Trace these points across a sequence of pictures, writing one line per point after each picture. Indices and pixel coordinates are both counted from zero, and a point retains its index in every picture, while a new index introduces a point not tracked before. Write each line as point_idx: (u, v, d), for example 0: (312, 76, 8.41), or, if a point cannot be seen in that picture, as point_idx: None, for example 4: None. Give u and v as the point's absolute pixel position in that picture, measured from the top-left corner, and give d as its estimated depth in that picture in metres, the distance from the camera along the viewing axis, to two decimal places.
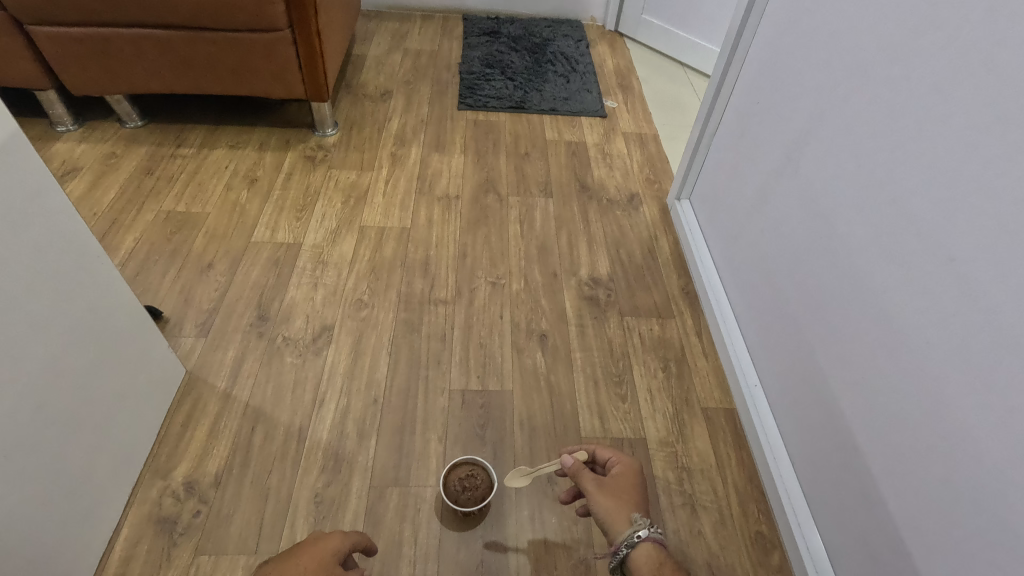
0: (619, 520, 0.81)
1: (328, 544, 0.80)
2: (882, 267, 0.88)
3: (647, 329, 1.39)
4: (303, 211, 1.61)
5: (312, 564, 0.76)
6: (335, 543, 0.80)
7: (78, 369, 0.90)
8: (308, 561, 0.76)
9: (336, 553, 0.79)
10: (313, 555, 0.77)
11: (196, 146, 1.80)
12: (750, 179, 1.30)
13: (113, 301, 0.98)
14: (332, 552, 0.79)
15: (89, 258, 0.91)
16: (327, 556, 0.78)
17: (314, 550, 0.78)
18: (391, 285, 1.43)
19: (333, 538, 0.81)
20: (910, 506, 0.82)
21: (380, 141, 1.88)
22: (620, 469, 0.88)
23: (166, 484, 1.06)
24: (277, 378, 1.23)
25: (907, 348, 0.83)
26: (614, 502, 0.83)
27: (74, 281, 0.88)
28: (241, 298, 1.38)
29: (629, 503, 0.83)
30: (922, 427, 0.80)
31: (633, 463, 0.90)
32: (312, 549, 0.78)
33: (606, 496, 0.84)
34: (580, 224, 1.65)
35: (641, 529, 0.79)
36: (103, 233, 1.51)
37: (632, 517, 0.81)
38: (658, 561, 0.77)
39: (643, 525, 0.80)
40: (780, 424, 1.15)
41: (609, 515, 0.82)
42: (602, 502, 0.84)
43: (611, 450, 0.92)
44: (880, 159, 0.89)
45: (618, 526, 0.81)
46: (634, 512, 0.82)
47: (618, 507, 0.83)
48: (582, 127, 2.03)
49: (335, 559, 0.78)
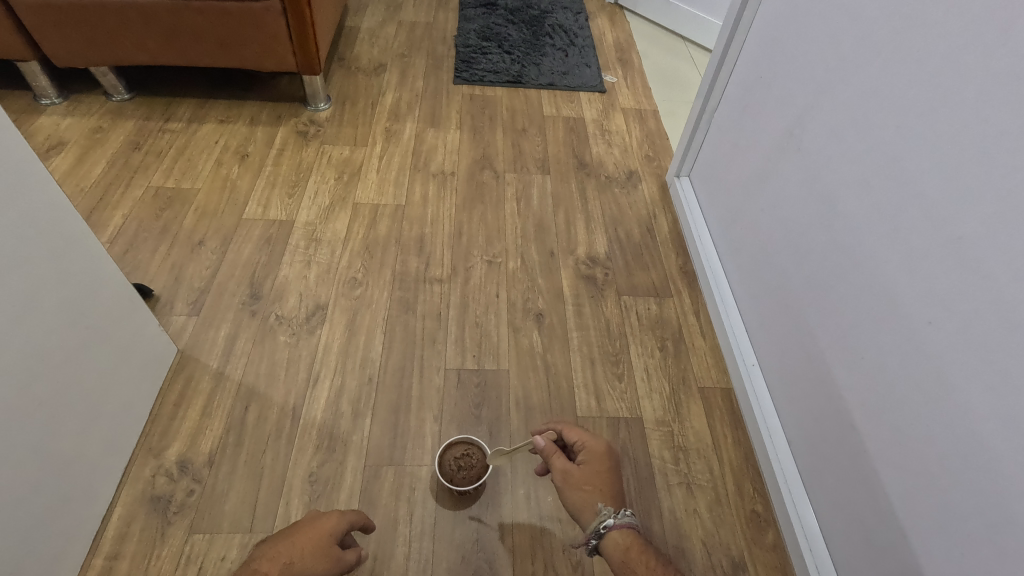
0: (586, 510, 0.82)
1: (326, 525, 0.79)
2: (885, 246, 0.86)
3: (645, 309, 1.38)
4: (296, 187, 1.58)
5: (310, 546, 0.76)
6: (333, 524, 0.80)
7: (65, 354, 0.89)
8: (306, 542, 0.76)
9: (335, 534, 0.79)
10: (311, 536, 0.77)
11: (184, 120, 1.75)
12: (751, 156, 1.27)
13: (100, 284, 0.95)
14: (331, 534, 0.79)
15: (73, 238, 0.89)
16: (325, 538, 0.78)
17: (312, 531, 0.78)
18: (386, 263, 1.41)
19: (331, 519, 0.80)
20: (908, 486, 0.82)
21: (374, 116, 1.84)
22: (588, 455, 0.88)
23: (159, 462, 1.05)
24: (270, 357, 1.21)
25: (909, 329, 0.82)
26: (580, 494, 0.84)
27: (58, 260, 0.86)
28: (233, 275, 1.36)
29: (595, 493, 0.83)
30: (922, 408, 0.79)
31: (601, 446, 0.89)
32: (310, 529, 0.78)
33: (573, 487, 0.85)
34: (578, 201, 1.63)
35: (606, 520, 0.79)
36: (92, 209, 1.47)
37: (597, 508, 0.82)
38: (625, 548, 0.78)
39: (608, 515, 0.80)
40: (777, 404, 1.14)
41: (577, 506, 0.83)
42: (570, 495, 0.84)
43: (579, 433, 0.91)
44: (886, 135, 0.86)
45: (586, 517, 0.82)
46: (600, 502, 0.82)
47: (584, 498, 0.83)
48: (581, 102, 1.99)
49: (333, 541, 0.78)
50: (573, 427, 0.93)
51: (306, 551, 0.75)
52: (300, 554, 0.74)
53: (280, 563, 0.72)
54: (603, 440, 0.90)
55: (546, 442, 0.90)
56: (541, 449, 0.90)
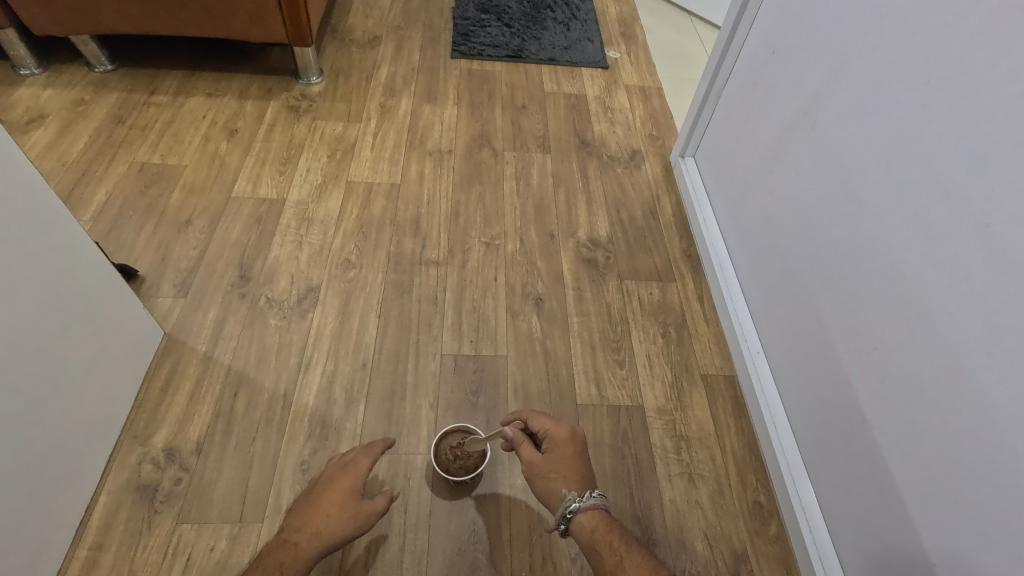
0: (553, 495, 0.88)
1: (343, 484, 0.87)
2: (904, 233, 0.82)
3: (647, 293, 1.34)
4: (287, 164, 1.52)
5: (335, 508, 0.84)
6: (351, 481, 0.87)
7: (49, 342, 0.85)
8: (329, 507, 0.84)
9: (354, 489, 0.87)
10: (332, 499, 0.85)
11: (170, 93, 1.68)
12: (759, 136, 1.22)
13: (86, 270, 0.92)
14: (349, 492, 0.87)
15: (52, 217, 0.84)
16: (345, 497, 0.86)
17: (333, 494, 0.86)
18: (380, 244, 1.36)
19: (347, 477, 0.88)
20: (921, 481, 0.79)
21: (369, 91, 1.77)
22: (552, 443, 0.92)
23: (145, 450, 1.02)
24: (260, 341, 1.17)
25: (927, 319, 0.78)
26: (545, 483, 0.89)
27: (36, 240, 0.81)
28: (221, 256, 1.31)
29: (560, 480, 0.89)
30: (939, 403, 0.76)
31: (563, 433, 0.93)
32: (331, 491, 0.86)
33: (539, 477, 0.90)
34: (579, 181, 1.58)
35: (571, 506, 0.85)
36: (74, 186, 1.42)
37: (562, 494, 0.87)
38: (591, 528, 0.84)
39: (571, 500, 0.86)
40: (782, 393, 1.11)
41: (544, 494, 0.89)
42: (538, 485, 0.90)
43: (543, 421, 0.94)
44: (909, 114, 0.81)
45: (554, 503, 0.88)
46: (565, 488, 0.88)
47: (549, 485, 0.89)
48: (583, 79, 1.92)
49: (355, 495, 0.86)
50: (536, 414, 0.96)
51: (331, 515, 0.83)
52: (326, 519, 0.83)
53: (310, 532, 0.81)
54: (565, 426, 0.94)
55: (514, 432, 0.93)
56: (508, 440, 0.94)
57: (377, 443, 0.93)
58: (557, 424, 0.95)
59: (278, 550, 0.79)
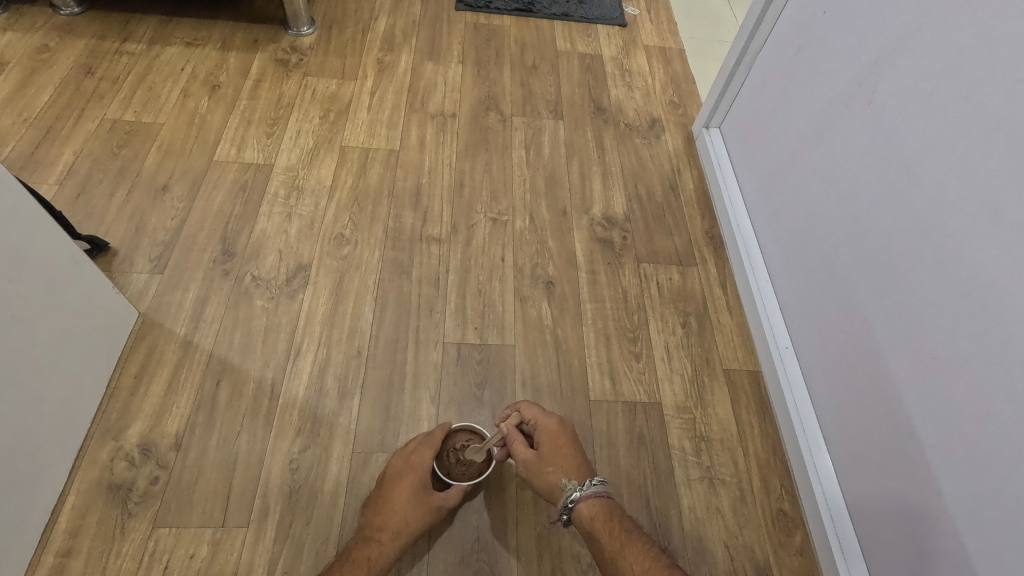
0: (553, 489, 0.84)
1: (411, 480, 0.87)
2: (982, 229, 0.71)
3: (667, 278, 1.24)
4: (275, 125, 1.38)
5: (410, 506, 0.85)
6: (419, 477, 0.87)
7: (6, 334, 0.76)
8: (403, 504, 0.85)
9: (423, 484, 0.87)
10: (403, 497, 0.85)
11: (144, 42, 1.52)
12: (799, 108, 1.09)
13: (48, 247, 0.82)
14: (419, 486, 0.86)
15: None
16: (415, 493, 0.86)
17: (402, 491, 0.86)
18: (377, 218, 1.25)
19: (414, 472, 0.87)
20: (978, 509, 0.71)
21: (365, 45, 1.61)
22: (543, 433, 0.88)
23: (118, 445, 0.93)
24: (246, 325, 1.07)
25: (1004, 332, 0.68)
26: (543, 477, 0.85)
27: None
28: (203, 227, 1.19)
29: (559, 469, 0.84)
30: (1010, 427, 0.67)
31: (553, 422, 0.89)
32: (400, 488, 0.86)
33: (537, 472, 0.85)
34: (594, 152, 1.45)
35: (572, 495, 0.81)
36: (38, 145, 1.28)
37: (563, 484, 0.83)
38: (592, 517, 0.80)
39: (571, 491, 0.82)
40: (813, 394, 1.03)
41: (544, 488, 0.85)
42: (536, 481, 0.85)
43: (532, 413, 0.91)
44: (1002, 92, 0.69)
45: (554, 495, 0.84)
46: (564, 478, 0.83)
47: (548, 479, 0.84)
48: (598, 37, 1.76)
49: (425, 490, 0.86)
50: (527, 407, 0.92)
51: (407, 513, 0.84)
52: (403, 518, 0.84)
53: (391, 531, 0.83)
54: (555, 416, 0.90)
55: (508, 428, 0.89)
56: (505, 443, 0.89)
57: (437, 430, 0.92)
58: (544, 412, 0.90)
59: (365, 546, 0.83)
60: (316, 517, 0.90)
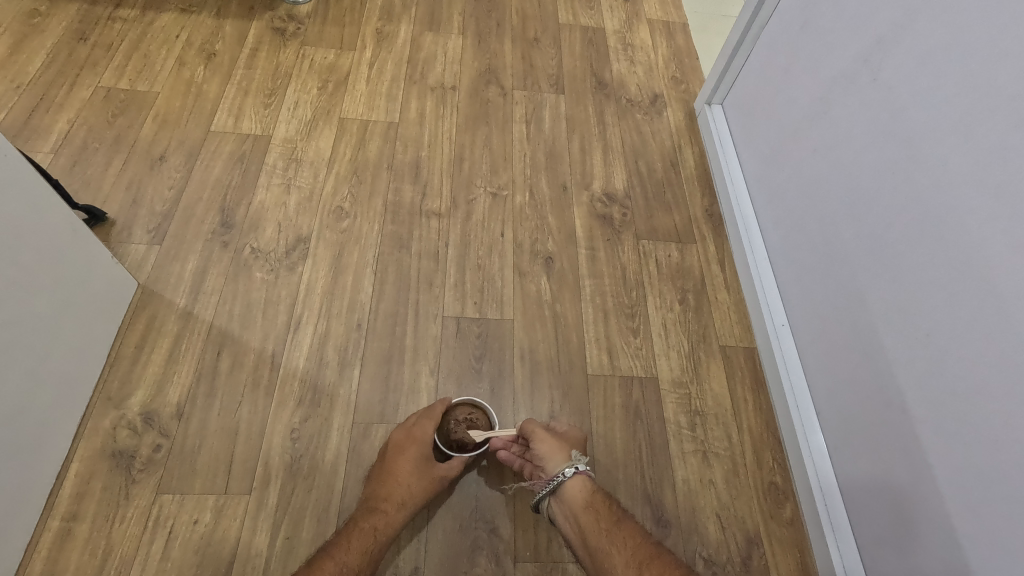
0: (557, 456, 0.88)
1: (413, 453, 0.89)
2: (982, 209, 0.71)
3: (665, 255, 1.24)
4: (273, 95, 1.36)
5: (413, 478, 0.87)
6: (422, 450, 0.89)
7: (11, 305, 0.77)
8: (407, 476, 0.87)
9: (426, 456, 0.89)
10: (408, 469, 0.87)
11: (138, 7, 1.48)
12: (803, 85, 1.08)
13: (48, 219, 0.82)
14: (421, 459, 0.89)
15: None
16: (417, 465, 0.88)
17: (406, 464, 0.88)
18: (376, 191, 1.24)
19: (416, 445, 0.89)
20: (967, 482, 0.73)
21: (364, 14, 1.58)
22: (561, 427, 0.95)
23: (120, 413, 0.94)
24: (246, 296, 1.07)
25: (998, 311, 0.69)
26: (552, 439, 0.90)
27: None
28: (201, 198, 1.18)
29: (569, 446, 0.90)
30: (1001, 402, 0.69)
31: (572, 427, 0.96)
32: (404, 461, 0.88)
33: (549, 434, 0.90)
34: (595, 127, 1.44)
35: (578, 464, 0.86)
36: (31, 112, 1.26)
37: (570, 454, 0.88)
38: (590, 491, 0.85)
39: (579, 461, 0.87)
40: (808, 370, 1.04)
41: (548, 451, 0.88)
42: (543, 440, 0.89)
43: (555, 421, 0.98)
44: (1006, 72, 0.69)
45: (555, 460, 0.88)
46: (572, 450, 0.90)
47: (558, 447, 0.89)
48: (601, 9, 1.72)
49: (428, 462, 0.89)
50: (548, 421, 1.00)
51: (411, 485, 0.86)
52: (408, 489, 0.86)
53: (397, 502, 0.85)
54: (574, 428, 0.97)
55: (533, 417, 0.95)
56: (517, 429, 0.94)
57: (437, 405, 0.94)
58: (571, 425, 0.98)
59: (370, 516, 0.84)
60: (317, 485, 0.92)
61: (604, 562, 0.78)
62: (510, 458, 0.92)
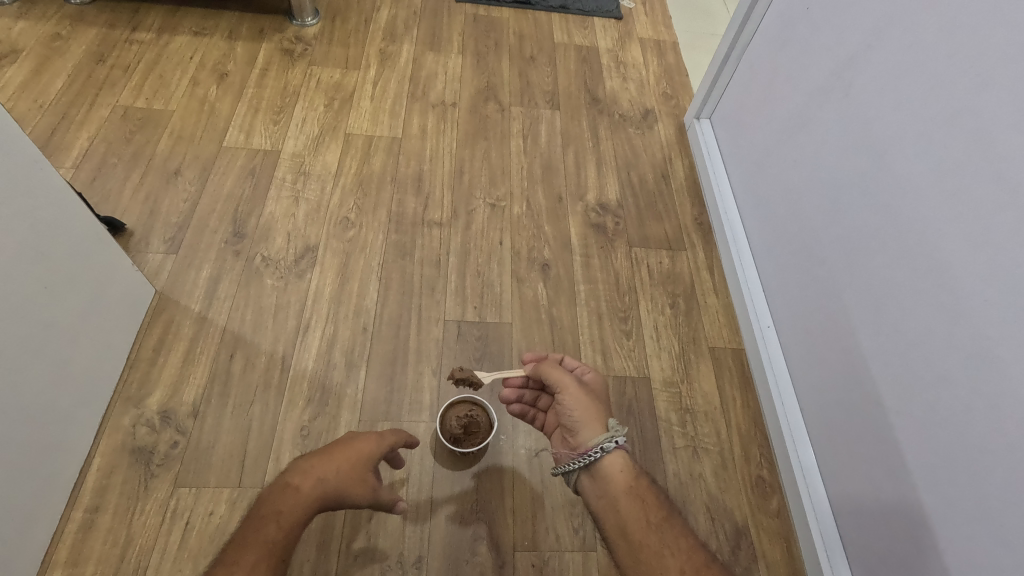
0: (595, 425, 0.85)
1: (364, 444, 0.81)
2: (942, 213, 0.78)
3: (657, 262, 1.30)
4: (281, 112, 1.43)
5: (347, 464, 0.78)
6: (371, 447, 0.81)
7: (50, 310, 0.84)
8: (342, 461, 0.79)
9: (370, 456, 0.81)
10: (349, 453, 0.79)
11: (153, 31, 1.56)
12: (784, 100, 1.15)
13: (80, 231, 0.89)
14: (368, 455, 0.81)
15: (40, 179, 0.80)
16: (361, 458, 0.80)
17: (349, 450, 0.80)
18: (381, 203, 1.30)
19: (373, 439, 0.82)
20: (935, 467, 0.78)
21: (368, 35, 1.66)
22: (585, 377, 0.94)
23: (140, 412, 0.99)
24: (257, 303, 1.13)
25: (958, 306, 0.75)
26: (583, 399, 0.87)
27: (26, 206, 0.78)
28: (214, 210, 1.24)
29: (598, 406, 0.88)
30: (963, 390, 0.74)
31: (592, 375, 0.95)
32: (351, 444, 0.81)
33: (579, 390, 0.88)
34: (589, 141, 1.51)
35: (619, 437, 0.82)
36: (53, 130, 1.33)
37: (607, 424, 0.84)
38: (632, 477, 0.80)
39: (617, 434, 0.83)
40: (792, 369, 1.09)
41: (581, 412, 0.87)
42: (574, 399, 0.87)
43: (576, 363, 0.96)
44: (959, 88, 0.76)
45: (590, 430, 0.84)
46: (605, 419, 0.86)
47: (589, 408, 0.86)
48: (594, 29, 1.80)
49: (369, 463, 0.80)
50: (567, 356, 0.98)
51: (340, 471, 0.78)
52: (335, 470, 0.77)
53: (315, 480, 0.76)
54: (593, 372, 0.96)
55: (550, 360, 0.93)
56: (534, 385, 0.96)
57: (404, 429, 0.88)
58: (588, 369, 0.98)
59: (280, 492, 0.75)
60: None
61: (652, 559, 0.74)
62: (524, 409, 0.97)
